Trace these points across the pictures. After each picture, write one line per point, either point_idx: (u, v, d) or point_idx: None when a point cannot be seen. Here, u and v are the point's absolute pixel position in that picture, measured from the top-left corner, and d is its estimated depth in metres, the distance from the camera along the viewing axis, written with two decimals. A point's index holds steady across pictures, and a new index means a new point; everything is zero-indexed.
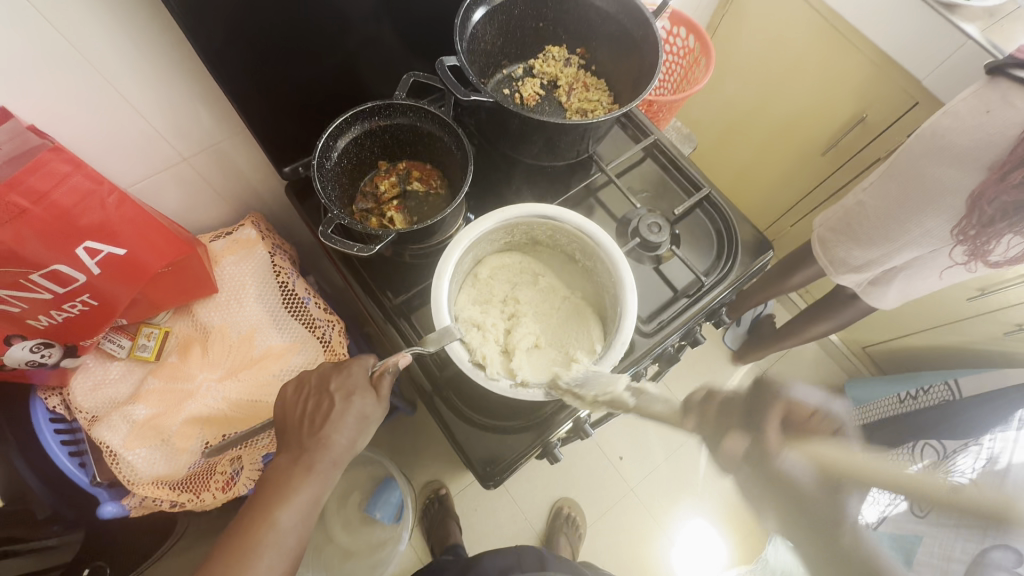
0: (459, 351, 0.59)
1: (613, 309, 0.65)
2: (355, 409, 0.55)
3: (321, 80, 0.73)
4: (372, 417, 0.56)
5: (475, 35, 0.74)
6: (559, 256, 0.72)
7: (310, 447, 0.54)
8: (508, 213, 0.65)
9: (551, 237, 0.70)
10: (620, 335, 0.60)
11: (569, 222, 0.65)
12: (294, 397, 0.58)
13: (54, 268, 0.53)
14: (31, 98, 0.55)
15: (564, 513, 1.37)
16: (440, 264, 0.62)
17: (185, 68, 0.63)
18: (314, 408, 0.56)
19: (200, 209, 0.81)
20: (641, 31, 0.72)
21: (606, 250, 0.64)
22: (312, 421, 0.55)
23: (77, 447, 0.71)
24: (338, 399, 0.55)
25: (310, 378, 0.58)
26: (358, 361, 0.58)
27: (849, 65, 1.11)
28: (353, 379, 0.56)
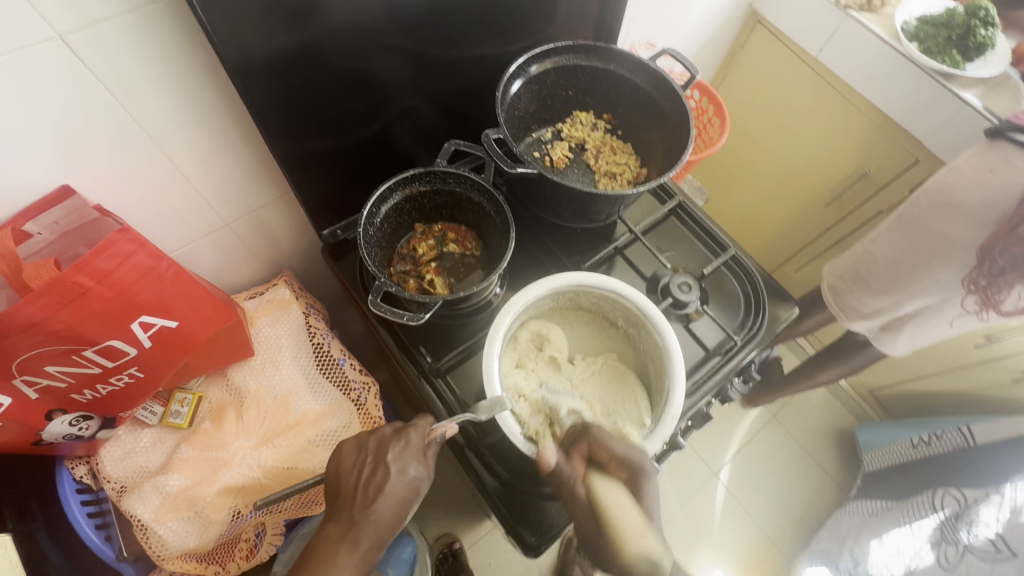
0: (509, 420, 0.60)
1: (659, 376, 0.66)
2: (408, 482, 0.51)
3: (363, 148, 0.75)
4: (422, 490, 0.52)
5: (512, 103, 0.77)
6: (599, 320, 0.73)
7: (360, 517, 0.50)
8: (556, 281, 0.67)
9: (592, 302, 0.71)
10: (670, 406, 0.61)
11: (616, 292, 0.67)
12: (348, 457, 0.53)
13: (107, 343, 0.53)
14: (92, 177, 0.55)
15: None
16: (490, 331, 0.63)
17: (238, 141, 0.64)
18: (368, 476, 0.51)
19: (234, 269, 0.81)
20: (670, 102, 0.76)
21: (651, 319, 0.65)
22: (365, 490, 0.51)
23: (104, 519, 0.68)
24: (394, 470, 0.51)
25: (369, 440, 0.54)
26: (415, 428, 0.54)
27: (849, 123, 1.17)
28: (410, 449, 0.52)
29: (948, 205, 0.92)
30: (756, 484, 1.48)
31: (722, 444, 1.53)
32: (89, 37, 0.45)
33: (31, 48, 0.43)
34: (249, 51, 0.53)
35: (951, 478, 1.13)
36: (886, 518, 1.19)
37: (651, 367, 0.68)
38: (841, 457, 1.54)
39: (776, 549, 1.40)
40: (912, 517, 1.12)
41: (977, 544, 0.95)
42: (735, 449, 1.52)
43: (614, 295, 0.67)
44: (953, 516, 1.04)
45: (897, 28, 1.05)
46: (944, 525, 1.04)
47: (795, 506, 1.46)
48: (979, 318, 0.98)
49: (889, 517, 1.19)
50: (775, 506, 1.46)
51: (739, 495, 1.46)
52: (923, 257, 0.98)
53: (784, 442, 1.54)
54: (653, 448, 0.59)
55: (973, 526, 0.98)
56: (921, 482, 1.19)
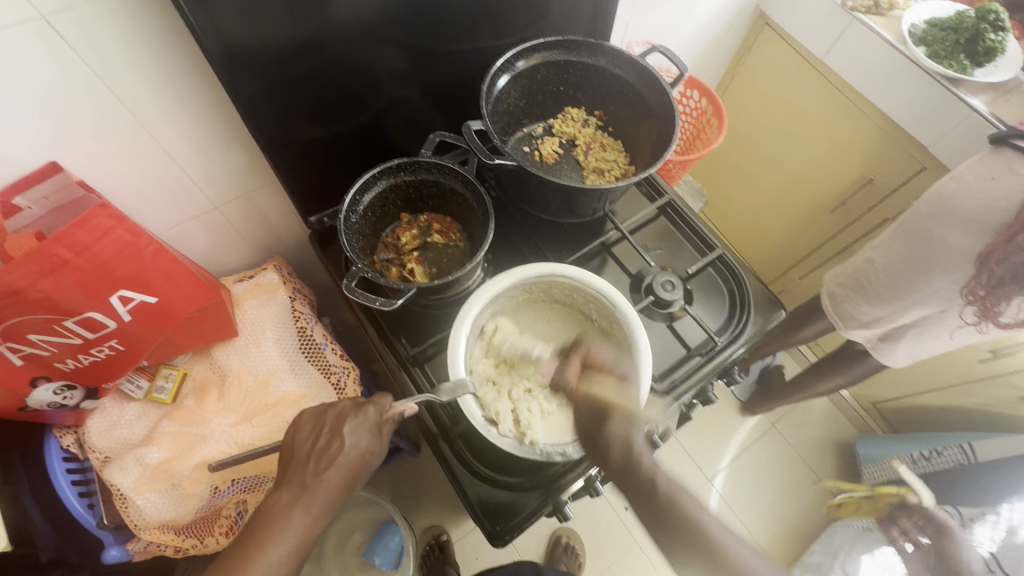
0: (471, 406, 0.60)
1: (629, 372, 0.66)
2: (361, 454, 0.53)
3: (352, 138, 0.76)
4: (372, 463, 0.54)
5: (500, 97, 0.77)
6: (575, 314, 0.73)
7: (311, 484, 0.51)
8: (531, 272, 0.67)
9: (569, 296, 0.71)
10: (636, 403, 0.61)
11: (589, 285, 0.67)
12: (304, 427, 0.54)
13: (87, 315, 0.55)
14: (81, 154, 0.58)
15: (563, 542, 1.34)
16: (460, 317, 0.64)
17: (226, 126, 0.66)
18: (323, 446, 0.53)
19: (226, 252, 0.84)
20: (658, 99, 0.76)
21: (623, 314, 0.65)
22: (319, 459, 0.52)
23: (88, 487, 0.71)
24: (349, 441, 0.53)
25: (327, 411, 0.55)
26: (375, 403, 0.55)
27: (855, 128, 1.15)
28: (367, 424, 0.54)
29: (948, 213, 0.90)
30: (750, 493, 1.46)
31: (718, 451, 1.51)
32: (72, 18, 0.47)
33: (16, 27, 0.45)
34: (231, 36, 0.55)
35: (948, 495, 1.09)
36: (879, 533, 1.17)
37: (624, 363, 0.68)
38: (841, 470, 1.50)
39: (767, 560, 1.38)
40: None
41: None
42: (730, 456, 1.50)
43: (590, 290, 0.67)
44: None
45: (904, 31, 1.03)
46: None
47: (790, 517, 1.43)
48: (978, 330, 0.97)
49: (882, 531, 1.17)
50: (769, 516, 1.43)
51: (732, 503, 1.44)
52: (920, 264, 0.95)
53: (782, 452, 1.52)
54: (613, 443, 0.59)
55: None
56: None
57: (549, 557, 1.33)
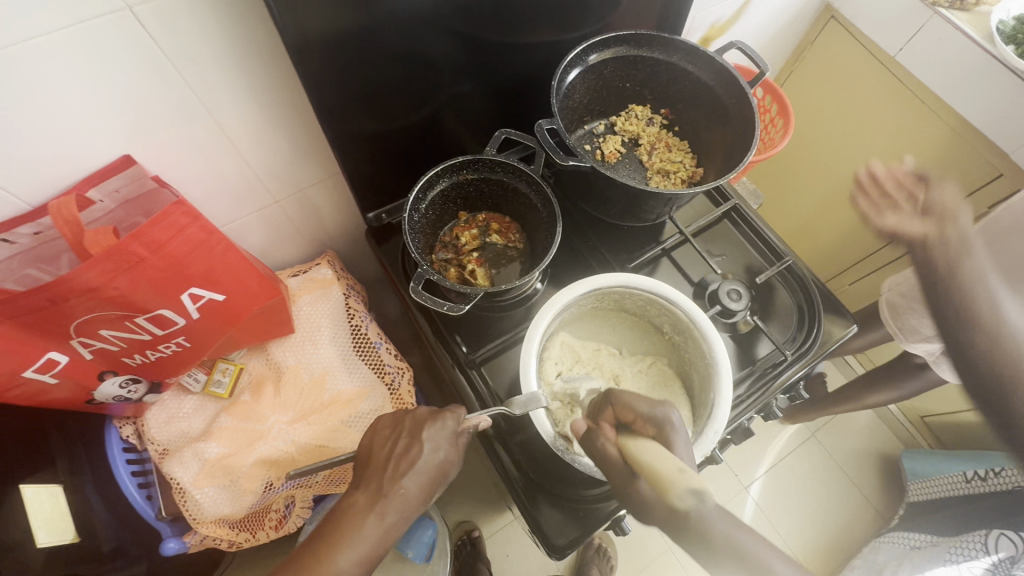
0: (542, 420, 0.58)
1: (702, 391, 0.63)
2: (438, 464, 0.51)
3: (413, 133, 0.74)
4: (449, 474, 0.53)
5: (568, 92, 0.74)
6: (643, 325, 0.70)
7: (387, 491, 0.50)
8: (602, 281, 0.64)
9: (637, 306, 0.68)
10: (713, 421, 0.58)
11: (664, 296, 0.64)
12: (382, 430, 0.54)
13: (158, 312, 0.54)
14: (151, 148, 0.57)
15: (596, 543, 1.33)
16: (531, 327, 0.62)
17: (290, 119, 0.64)
18: (401, 453, 0.52)
19: (281, 245, 0.83)
20: (735, 99, 0.72)
21: (700, 328, 0.62)
22: (396, 465, 0.51)
23: (145, 479, 0.71)
24: (427, 449, 0.51)
25: (406, 417, 0.54)
26: (452, 413, 0.53)
27: (926, 130, 1.08)
28: (444, 432, 0.52)
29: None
30: (788, 503, 1.42)
31: (756, 458, 1.47)
32: (154, 8, 0.46)
33: (100, 18, 0.44)
34: (306, 25, 0.52)
35: (1008, 519, 1.04)
36: (930, 553, 1.12)
37: (694, 377, 0.65)
38: (884, 484, 1.45)
39: None
40: (960, 556, 1.05)
41: None
42: (768, 464, 1.47)
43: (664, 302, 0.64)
44: (1008, 560, 0.97)
45: (992, 28, 0.96)
46: (995, 569, 0.98)
47: (828, 530, 1.40)
48: None
49: (933, 553, 1.12)
50: (808, 527, 1.40)
51: (769, 511, 1.41)
52: None
53: (821, 462, 1.48)
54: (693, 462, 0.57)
55: None
56: (973, 521, 1.11)
57: (581, 557, 1.33)
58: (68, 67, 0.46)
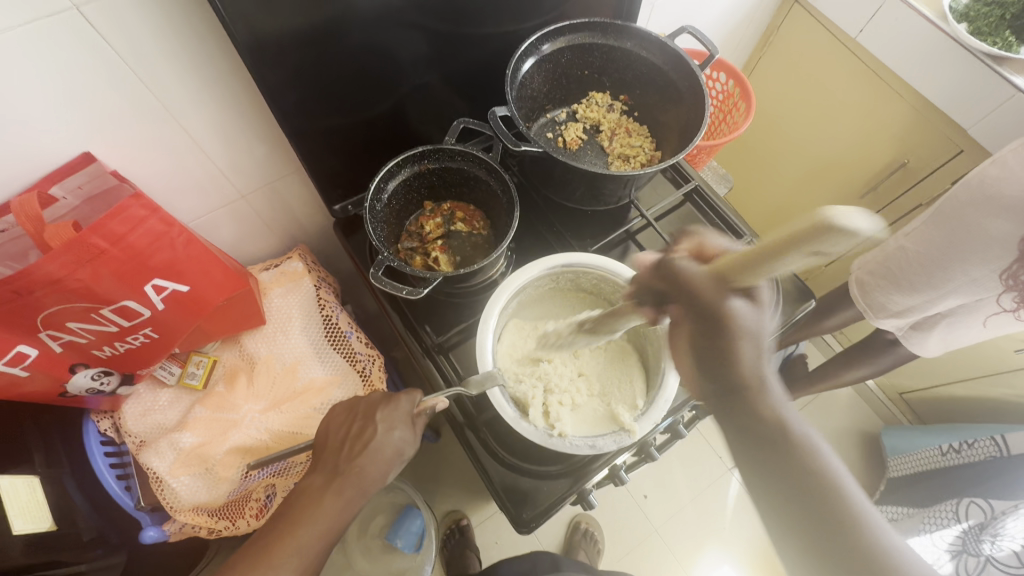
0: (499, 398, 0.60)
1: (657, 364, 0.65)
2: (395, 444, 0.53)
3: (375, 125, 0.75)
4: (406, 453, 0.54)
5: (524, 82, 0.76)
6: (603, 303, 0.72)
7: (343, 470, 0.52)
8: (555, 261, 0.67)
9: (595, 285, 0.70)
10: (664, 391, 0.61)
11: (614, 273, 0.67)
12: (339, 415, 0.57)
13: (123, 303, 0.57)
14: (110, 144, 0.58)
15: (582, 528, 1.35)
16: (487, 308, 0.64)
17: (249, 113, 0.66)
18: (356, 433, 0.54)
19: (252, 240, 0.84)
20: (687, 83, 0.74)
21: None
22: (351, 445, 0.54)
23: (124, 470, 0.73)
24: (380, 431, 0.53)
25: (360, 402, 0.57)
26: (405, 395, 0.56)
27: (888, 109, 1.10)
28: (397, 412, 0.55)
29: (989, 198, 0.86)
30: None
31: None
32: (103, 8, 0.48)
33: (49, 18, 0.46)
34: (257, 23, 0.54)
35: (978, 487, 1.07)
36: (906, 525, 1.14)
37: (650, 352, 0.67)
38: (865, 460, 1.48)
39: None
40: (934, 525, 1.07)
41: (1000, 556, 0.91)
42: None
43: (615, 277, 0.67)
44: (977, 527, 1.00)
45: (945, 7, 0.98)
46: (966, 535, 1.01)
47: None
48: (1016, 317, 0.93)
49: (909, 524, 1.14)
50: None
51: None
52: (955, 251, 0.92)
53: None
54: (643, 430, 0.59)
55: (998, 538, 0.94)
56: (946, 491, 1.13)
57: (568, 542, 1.35)
58: (20, 67, 0.48)
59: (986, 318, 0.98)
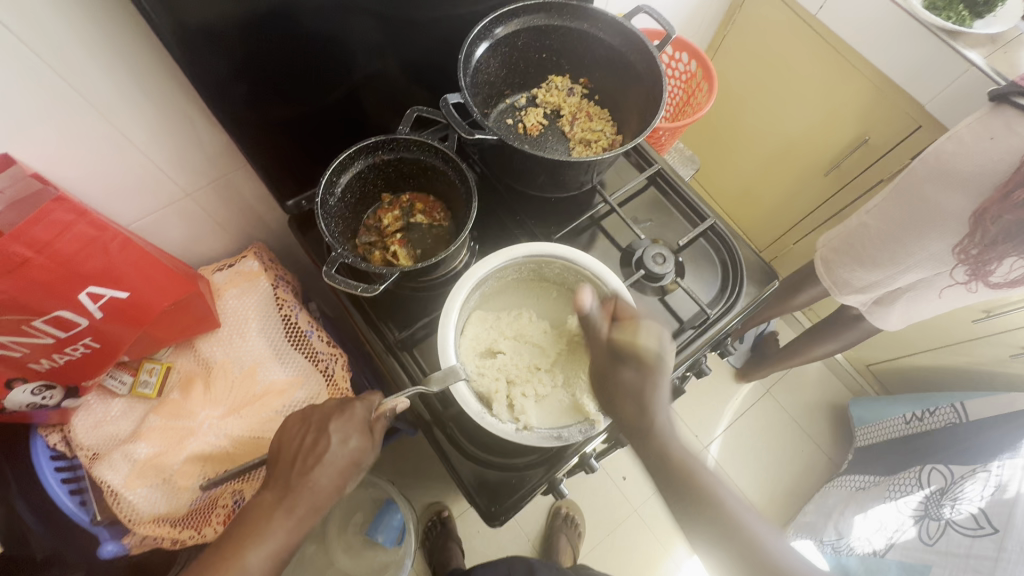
0: (464, 394, 0.59)
1: (622, 353, 0.65)
2: (349, 453, 0.52)
3: (326, 116, 0.72)
4: (363, 463, 0.54)
5: (479, 67, 0.73)
6: (568, 293, 0.72)
7: (296, 486, 0.51)
8: (517, 251, 0.66)
9: (559, 275, 0.70)
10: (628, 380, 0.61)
11: (576, 262, 0.66)
12: (293, 426, 0.55)
13: (57, 313, 0.54)
14: (31, 144, 0.55)
15: (563, 512, 1.37)
16: (448, 302, 0.63)
17: (186, 107, 0.63)
18: (309, 446, 0.53)
19: (203, 240, 0.81)
20: (645, 64, 0.73)
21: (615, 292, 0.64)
22: (304, 458, 0.52)
23: (78, 485, 0.71)
24: (334, 443, 0.52)
25: (314, 412, 0.55)
26: (360, 403, 0.55)
27: (849, 86, 1.11)
28: (353, 421, 0.54)
29: (943, 174, 0.88)
30: (747, 458, 1.48)
31: (714, 417, 1.52)
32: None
33: None
34: (182, 11, 0.51)
35: (939, 454, 1.11)
36: (872, 493, 1.18)
37: None
38: (835, 432, 1.52)
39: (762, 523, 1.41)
40: (897, 492, 1.11)
41: (959, 519, 0.94)
42: (726, 422, 1.52)
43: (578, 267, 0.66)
44: (937, 492, 1.04)
45: None
46: (928, 501, 1.04)
47: (785, 480, 1.46)
48: (968, 289, 0.95)
49: (875, 492, 1.18)
50: (766, 481, 1.45)
51: (728, 468, 1.46)
52: (913, 227, 0.94)
53: (776, 416, 1.53)
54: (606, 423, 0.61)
55: (957, 501, 0.98)
56: (910, 458, 1.17)
57: (550, 528, 1.36)
58: None
59: (941, 290, 1.00)
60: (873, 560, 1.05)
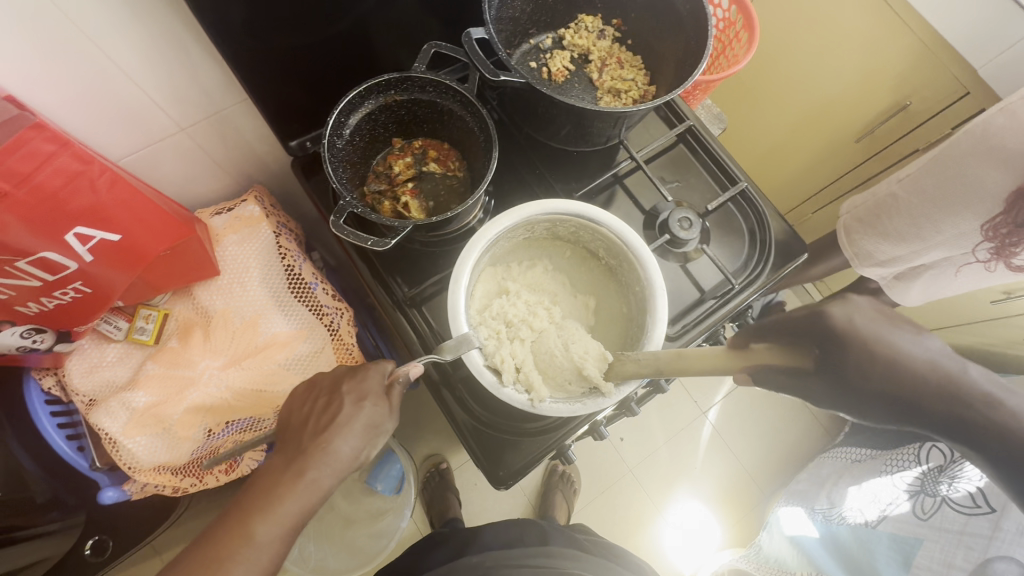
0: (477, 360, 0.57)
1: (640, 314, 0.62)
2: (365, 415, 0.52)
3: (332, 48, 0.65)
4: (381, 427, 0.53)
5: (505, 1, 0.67)
6: (580, 252, 0.68)
7: (308, 448, 0.51)
8: (531, 211, 0.61)
9: (573, 233, 0.65)
10: (651, 343, 0.58)
11: (595, 220, 0.61)
12: (302, 396, 0.56)
13: (42, 255, 0.50)
14: (4, 60, 0.49)
15: (559, 470, 1.39)
16: (458, 264, 0.58)
17: (178, 29, 0.56)
18: (322, 410, 0.53)
19: (198, 179, 0.76)
20: (689, 6, 0.65)
21: (635, 251, 0.61)
22: (316, 422, 0.53)
23: (76, 430, 0.70)
24: (349, 403, 0.53)
25: (324, 379, 0.56)
26: (376, 366, 0.55)
27: (893, 46, 1.01)
28: (366, 384, 0.54)
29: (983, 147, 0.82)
30: (743, 426, 1.49)
31: (714, 385, 1.52)
32: None
33: None
34: None
35: None
36: (867, 467, 1.16)
37: (632, 301, 0.64)
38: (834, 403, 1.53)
39: (754, 488, 1.44)
40: (893, 467, 1.09)
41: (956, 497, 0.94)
42: (726, 390, 1.51)
43: (593, 224, 0.62)
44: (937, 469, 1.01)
45: None
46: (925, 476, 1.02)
47: (780, 448, 1.48)
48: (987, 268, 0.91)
49: (872, 466, 1.16)
50: (760, 448, 1.47)
51: (724, 434, 1.48)
52: (945, 202, 0.89)
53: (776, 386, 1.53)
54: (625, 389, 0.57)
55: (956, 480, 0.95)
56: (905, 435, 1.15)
57: (546, 484, 1.38)
58: None
59: (957, 268, 0.94)
60: (865, 530, 1.06)
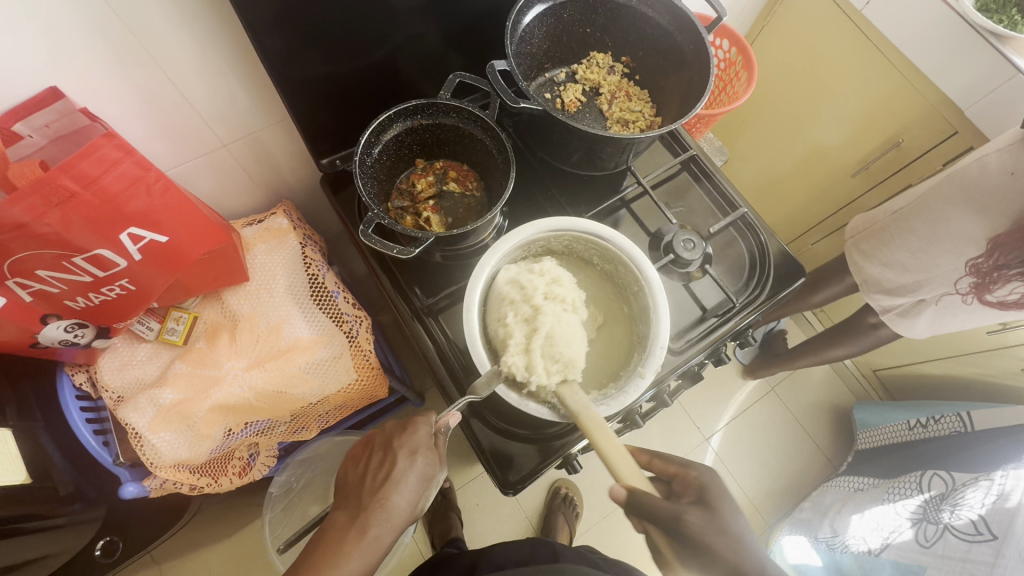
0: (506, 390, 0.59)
1: (644, 314, 0.65)
2: (419, 469, 0.58)
3: (365, 77, 0.71)
4: (433, 477, 0.59)
5: (524, 37, 0.73)
6: (576, 262, 0.72)
7: (367, 504, 0.56)
8: (528, 231, 0.65)
9: (567, 246, 0.70)
10: (658, 339, 0.62)
11: (588, 231, 0.66)
12: (358, 457, 0.61)
13: (97, 252, 0.55)
14: (79, 79, 0.55)
15: (562, 493, 1.39)
16: (469, 287, 0.62)
17: (229, 57, 0.62)
18: (377, 466, 0.58)
19: (233, 192, 0.81)
20: (692, 46, 0.71)
21: (628, 255, 0.65)
22: (374, 478, 0.57)
23: (101, 425, 0.72)
24: (402, 457, 0.58)
25: (376, 436, 0.61)
26: (423, 419, 0.61)
27: (884, 87, 1.08)
28: (417, 437, 0.60)
29: (966, 179, 0.87)
30: (746, 453, 1.49)
31: (717, 411, 1.53)
32: None
33: None
34: None
35: (942, 461, 1.11)
36: (870, 495, 1.18)
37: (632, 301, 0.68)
38: (836, 433, 1.53)
39: (758, 517, 1.43)
40: (897, 495, 1.11)
41: (957, 525, 0.95)
42: (728, 417, 1.53)
43: (587, 236, 0.66)
44: (937, 497, 1.04)
45: None
46: (927, 504, 1.04)
47: (783, 477, 1.48)
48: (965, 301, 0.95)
49: (874, 494, 1.18)
50: (763, 477, 1.47)
51: (727, 461, 1.48)
52: (935, 231, 0.93)
53: (779, 414, 1.54)
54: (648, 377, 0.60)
55: (957, 507, 0.98)
56: (908, 463, 1.18)
57: (549, 505, 1.38)
58: None
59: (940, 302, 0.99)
60: (868, 559, 1.06)
